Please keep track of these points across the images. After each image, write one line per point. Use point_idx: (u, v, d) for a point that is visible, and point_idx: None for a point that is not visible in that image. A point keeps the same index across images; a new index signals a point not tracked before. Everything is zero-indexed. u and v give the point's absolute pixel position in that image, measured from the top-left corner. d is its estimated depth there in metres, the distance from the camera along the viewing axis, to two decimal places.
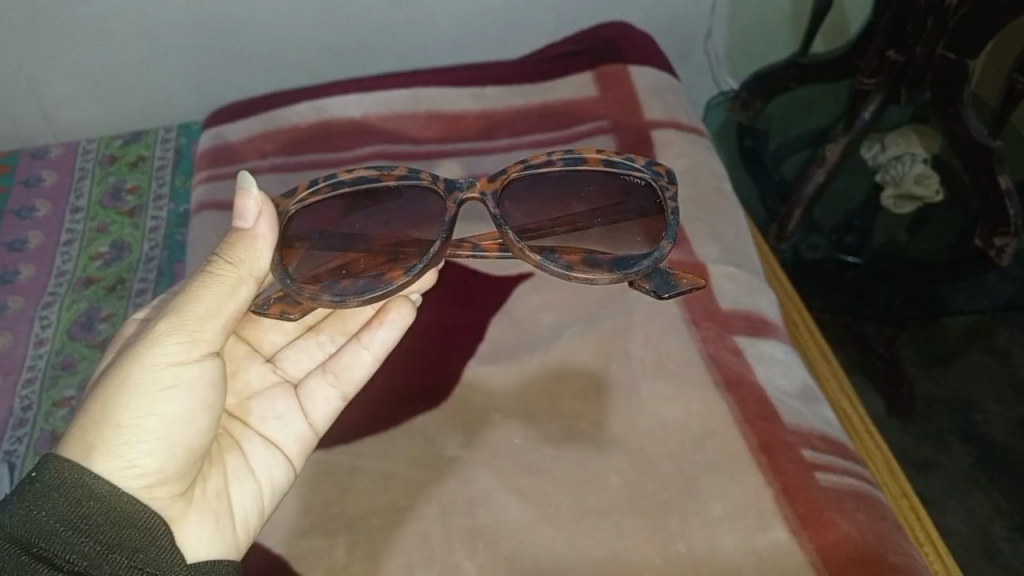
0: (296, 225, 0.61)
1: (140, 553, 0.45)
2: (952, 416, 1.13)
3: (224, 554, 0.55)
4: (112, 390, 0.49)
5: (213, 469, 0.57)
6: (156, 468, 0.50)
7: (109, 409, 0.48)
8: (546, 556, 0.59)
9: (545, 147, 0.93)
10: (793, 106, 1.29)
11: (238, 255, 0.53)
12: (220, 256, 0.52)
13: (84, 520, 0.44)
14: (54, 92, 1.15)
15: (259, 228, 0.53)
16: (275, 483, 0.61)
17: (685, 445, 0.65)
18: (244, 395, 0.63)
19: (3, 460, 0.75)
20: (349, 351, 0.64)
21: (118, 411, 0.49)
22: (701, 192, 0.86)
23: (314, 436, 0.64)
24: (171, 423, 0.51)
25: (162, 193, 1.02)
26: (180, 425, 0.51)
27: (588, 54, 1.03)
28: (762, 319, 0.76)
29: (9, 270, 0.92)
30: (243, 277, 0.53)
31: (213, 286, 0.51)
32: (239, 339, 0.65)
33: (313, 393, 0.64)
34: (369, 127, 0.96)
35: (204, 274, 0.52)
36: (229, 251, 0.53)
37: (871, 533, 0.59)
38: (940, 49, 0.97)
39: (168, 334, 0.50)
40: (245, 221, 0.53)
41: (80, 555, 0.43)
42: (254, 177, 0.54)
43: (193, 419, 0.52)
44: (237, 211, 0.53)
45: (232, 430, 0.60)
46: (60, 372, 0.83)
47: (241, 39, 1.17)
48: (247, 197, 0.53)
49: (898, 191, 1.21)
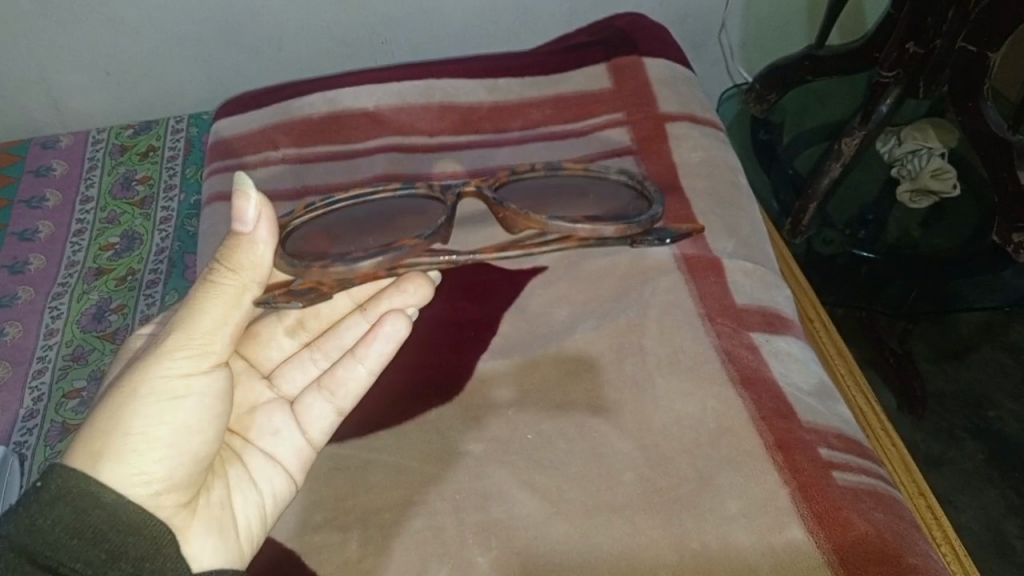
0: (296, 236, 0.59)
1: (145, 561, 0.46)
2: (963, 413, 1.20)
3: (227, 562, 0.54)
4: (119, 401, 0.49)
5: (216, 481, 0.57)
6: (164, 475, 0.50)
7: (119, 418, 0.49)
8: (562, 554, 0.58)
9: (558, 140, 0.93)
10: (808, 98, 1.28)
11: (239, 262, 0.50)
12: (221, 263, 0.50)
13: (89, 527, 0.45)
14: (64, 79, 1.15)
15: (258, 232, 0.49)
16: (277, 495, 0.60)
17: (700, 442, 0.64)
18: (242, 410, 0.63)
19: (13, 451, 0.75)
20: (343, 366, 0.63)
21: (127, 419, 0.49)
22: (717, 186, 0.85)
23: (312, 451, 0.63)
24: (180, 433, 0.51)
25: (173, 183, 1.01)
26: (189, 434, 0.51)
27: (603, 45, 1.01)
28: (779, 315, 0.75)
29: (20, 261, 0.92)
30: (246, 285, 0.50)
31: (219, 296, 0.50)
32: (238, 355, 0.65)
33: (309, 409, 0.64)
34: (380, 118, 0.95)
35: (208, 282, 0.50)
36: (229, 257, 0.50)
37: (890, 533, 0.59)
38: (959, 40, 0.94)
39: (177, 345, 0.50)
40: (243, 223, 0.49)
41: (84, 564, 0.44)
42: (249, 176, 0.49)
43: (201, 429, 0.52)
44: (235, 214, 0.49)
45: (232, 444, 0.61)
46: (71, 363, 0.82)
47: (252, 30, 1.16)
48: (244, 199, 0.48)
49: (913, 186, 1.16)
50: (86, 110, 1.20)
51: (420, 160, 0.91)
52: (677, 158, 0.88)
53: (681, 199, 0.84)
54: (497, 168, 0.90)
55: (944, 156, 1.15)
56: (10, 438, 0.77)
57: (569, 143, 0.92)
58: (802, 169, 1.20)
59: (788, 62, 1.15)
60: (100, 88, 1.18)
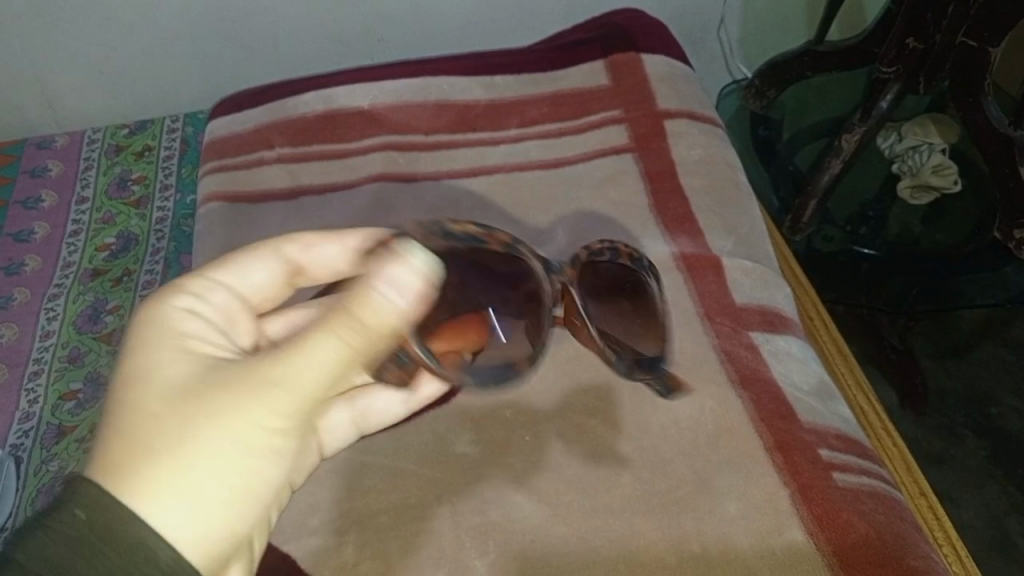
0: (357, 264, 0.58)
1: None
2: (967, 409, 1.20)
3: None
4: (203, 431, 0.43)
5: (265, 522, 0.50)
6: (228, 528, 0.43)
7: (191, 454, 0.42)
8: (560, 557, 0.58)
9: (555, 139, 0.92)
10: (808, 93, 1.28)
11: (371, 327, 0.45)
12: (350, 319, 0.45)
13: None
14: (58, 79, 1.15)
15: (400, 301, 0.45)
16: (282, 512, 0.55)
17: (699, 444, 0.64)
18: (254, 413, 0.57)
19: (9, 455, 0.75)
20: (382, 396, 0.60)
21: (198, 459, 0.43)
22: (716, 185, 0.85)
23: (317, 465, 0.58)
24: (253, 482, 0.44)
25: (168, 183, 1.00)
26: (262, 485, 0.45)
27: (601, 41, 1.01)
28: (778, 314, 0.74)
29: (15, 262, 0.92)
30: (369, 346, 0.45)
31: (336, 348, 0.45)
32: None
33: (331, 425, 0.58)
34: (377, 117, 0.95)
35: (329, 331, 0.45)
36: (361, 316, 0.45)
37: (892, 534, 0.58)
38: (960, 37, 0.94)
39: (273, 385, 0.44)
40: (398, 294, 0.45)
41: None
42: (422, 252, 0.46)
43: (274, 481, 0.46)
44: (386, 274, 0.45)
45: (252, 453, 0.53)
46: (66, 365, 0.81)
47: (247, 28, 1.16)
48: (410, 271, 0.45)
49: (914, 182, 1.14)
50: (80, 110, 1.19)
51: (418, 160, 0.91)
52: (676, 155, 0.87)
53: (680, 197, 0.83)
54: (493, 168, 0.89)
55: (945, 152, 1.14)
56: (7, 442, 0.76)
57: (566, 141, 0.91)
58: (803, 165, 1.20)
59: (787, 56, 1.14)
60: (95, 88, 1.17)
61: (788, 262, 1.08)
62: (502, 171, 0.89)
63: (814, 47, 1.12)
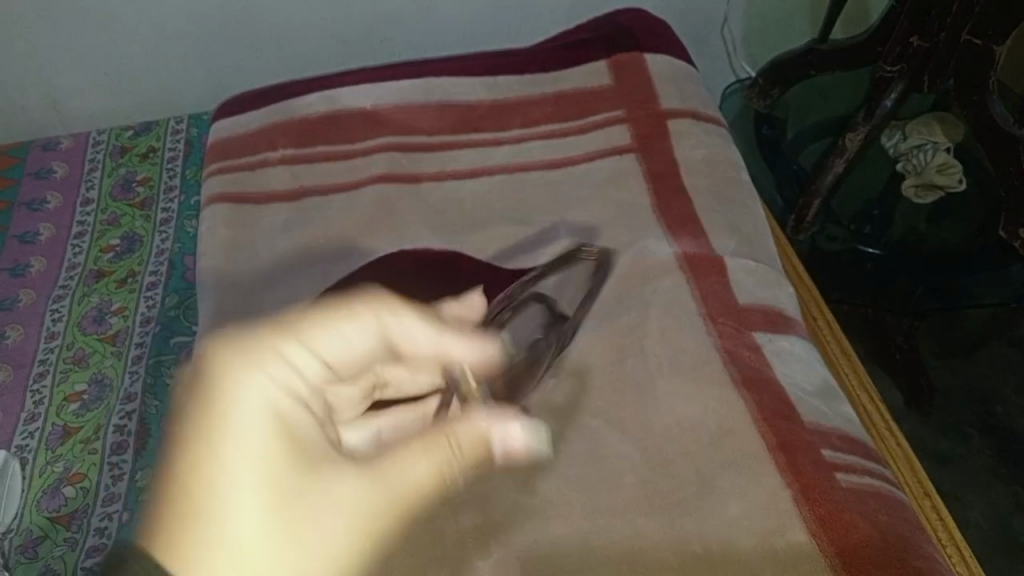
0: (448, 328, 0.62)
1: None
2: (972, 408, 1.20)
3: None
4: (286, 516, 0.46)
5: None
6: None
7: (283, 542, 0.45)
8: (562, 557, 0.58)
9: (557, 139, 0.92)
10: (813, 92, 1.27)
11: (467, 452, 0.53)
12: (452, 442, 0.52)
13: None
14: (63, 81, 1.15)
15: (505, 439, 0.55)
16: None
17: (702, 444, 0.63)
18: None
19: (15, 455, 0.75)
20: None
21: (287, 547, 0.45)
22: (719, 184, 0.85)
23: None
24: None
25: (172, 184, 1.01)
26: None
27: (605, 41, 1.00)
28: (781, 314, 0.74)
29: (21, 264, 0.93)
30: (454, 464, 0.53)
31: (432, 460, 0.51)
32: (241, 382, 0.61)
33: None
34: (380, 118, 0.95)
35: (431, 442, 0.52)
36: (460, 441, 0.52)
37: (894, 536, 0.58)
38: (965, 35, 0.94)
39: (362, 483, 0.48)
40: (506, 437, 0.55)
41: None
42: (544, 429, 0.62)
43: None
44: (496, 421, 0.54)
45: None
46: (71, 366, 0.82)
47: (251, 29, 1.16)
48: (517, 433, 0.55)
49: (918, 181, 1.15)
50: (85, 112, 1.20)
51: (422, 161, 0.91)
52: (679, 155, 0.87)
53: (683, 197, 0.83)
54: (495, 169, 0.89)
55: (949, 151, 1.15)
56: (12, 442, 0.77)
57: (568, 141, 0.91)
58: (807, 164, 1.19)
59: (790, 55, 1.13)
60: (99, 90, 1.18)
61: (792, 263, 1.07)
62: (504, 171, 0.89)
63: (818, 46, 1.12)
